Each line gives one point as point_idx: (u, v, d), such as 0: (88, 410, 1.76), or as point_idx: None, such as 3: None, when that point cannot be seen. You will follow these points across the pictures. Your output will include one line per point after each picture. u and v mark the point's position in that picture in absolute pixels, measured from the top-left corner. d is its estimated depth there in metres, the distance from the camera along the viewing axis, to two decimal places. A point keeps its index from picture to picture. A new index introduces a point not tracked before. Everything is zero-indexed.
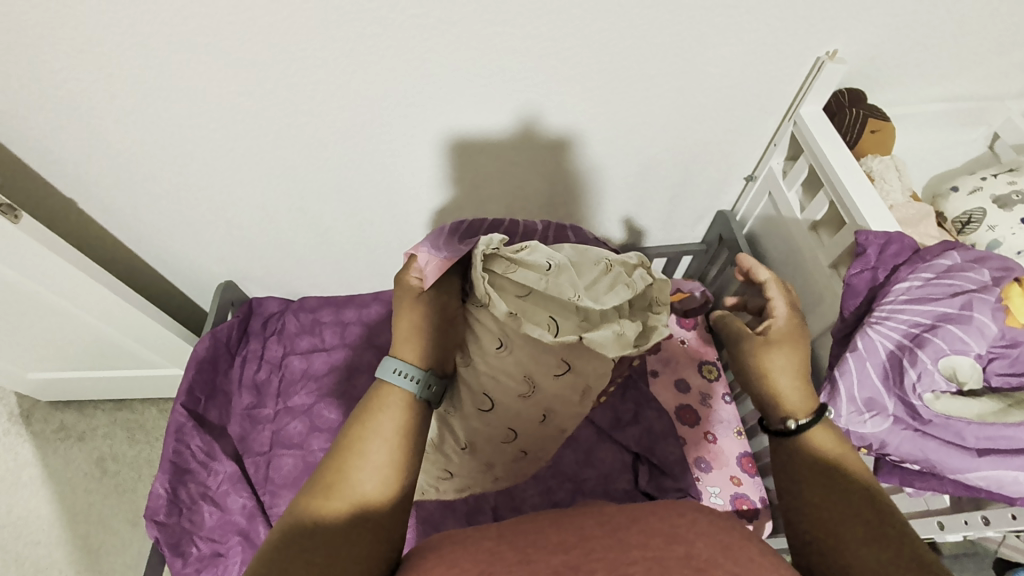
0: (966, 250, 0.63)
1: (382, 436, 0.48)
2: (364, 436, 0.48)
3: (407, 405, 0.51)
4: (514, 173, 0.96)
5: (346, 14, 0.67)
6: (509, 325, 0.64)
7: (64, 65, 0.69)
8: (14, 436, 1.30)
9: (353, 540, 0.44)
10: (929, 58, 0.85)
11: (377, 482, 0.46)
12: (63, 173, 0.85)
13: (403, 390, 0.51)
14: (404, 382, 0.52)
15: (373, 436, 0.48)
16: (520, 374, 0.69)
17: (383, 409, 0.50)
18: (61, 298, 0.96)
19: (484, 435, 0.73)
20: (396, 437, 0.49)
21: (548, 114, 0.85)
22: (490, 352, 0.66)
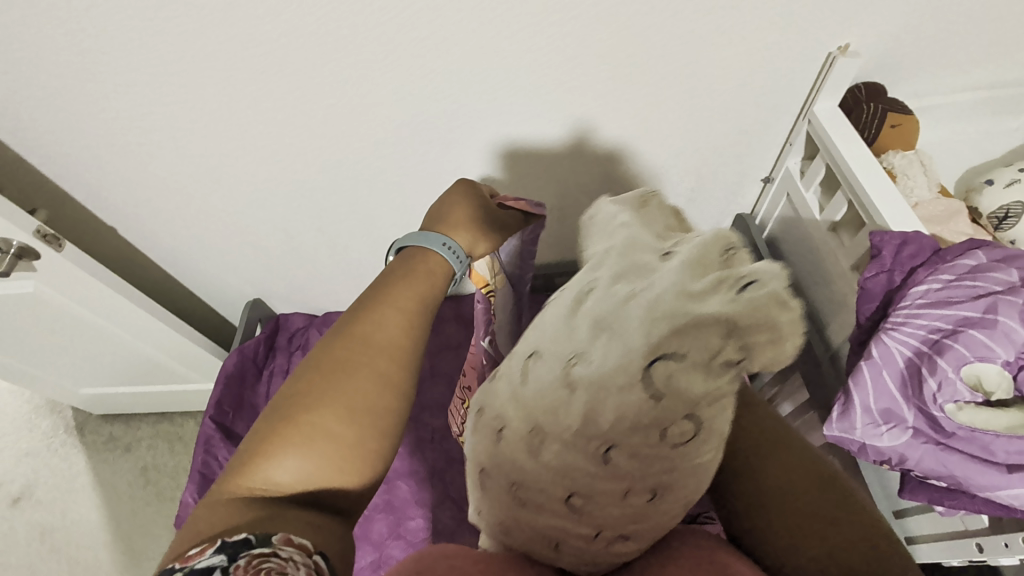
0: (993, 249, 0.58)
1: (409, 291, 0.51)
2: (390, 290, 0.50)
3: (440, 269, 0.55)
4: (564, 180, 0.98)
5: (353, 41, 0.70)
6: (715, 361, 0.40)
7: (99, 103, 0.75)
8: (69, 446, 1.40)
9: (363, 372, 0.45)
10: (955, 46, 0.80)
11: (395, 323, 0.48)
12: (104, 202, 0.92)
13: (442, 259, 0.56)
14: (445, 251, 0.57)
15: (397, 287, 0.51)
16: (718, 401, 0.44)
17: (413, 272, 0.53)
18: (103, 319, 1.02)
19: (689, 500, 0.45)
20: (417, 296, 0.51)
21: (610, 124, 0.87)
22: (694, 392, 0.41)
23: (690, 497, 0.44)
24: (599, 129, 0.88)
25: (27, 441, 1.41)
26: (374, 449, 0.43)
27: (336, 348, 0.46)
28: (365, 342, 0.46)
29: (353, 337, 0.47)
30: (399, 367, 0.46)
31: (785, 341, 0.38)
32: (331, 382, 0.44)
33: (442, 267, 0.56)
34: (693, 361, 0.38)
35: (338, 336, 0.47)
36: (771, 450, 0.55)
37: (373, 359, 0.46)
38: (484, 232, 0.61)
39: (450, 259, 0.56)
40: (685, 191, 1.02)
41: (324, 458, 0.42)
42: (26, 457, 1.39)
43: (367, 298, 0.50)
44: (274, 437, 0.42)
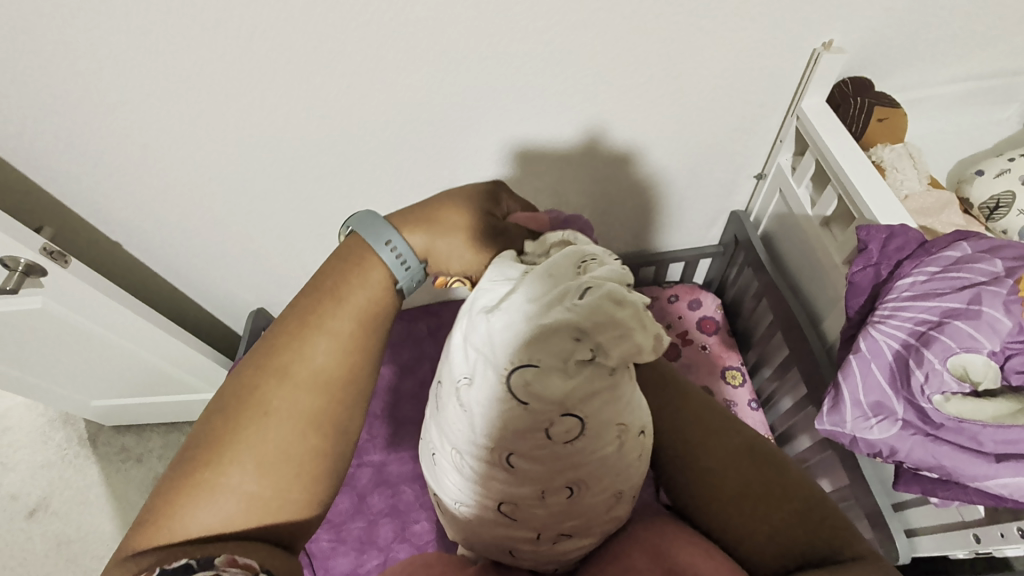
0: (978, 239, 0.60)
1: (341, 319, 0.47)
2: (320, 315, 0.47)
3: (384, 280, 0.49)
4: (577, 184, 0.99)
5: (343, 53, 0.73)
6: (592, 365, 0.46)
7: (102, 123, 0.78)
8: (82, 458, 1.43)
9: (277, 423, 0.45)
10: (938, 38, 0.80)
11: (319, 362, 0.46)
12: (108, 218, 0.95)
13: (386, 268, 0.49)
14: (388, 255, 0.49)
15: (328, 312, 0.47)
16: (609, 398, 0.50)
17: (346, 294, 0.48)
18: (111, 333, 1.05)
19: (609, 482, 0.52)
20: (351, 328, 0.47)
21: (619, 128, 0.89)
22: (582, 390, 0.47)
23: (606, 488, 0.52)
24: (599, 130, 0.89)
25: (42, 454, 1.44)
26: (287, 496, 0.45)
27: (254, 387, 0.45)
28: (284, 379, 0.45)
29: (273, 375, 0.46)
30: (322, 418, 0.46)
31: (632, 333, 0.43)
32: (246, 429, 0.44)
33: (375, 277, 0.49)
34: (560, 372, 0.43)
35: (256, 373, 0.46)
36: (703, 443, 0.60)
37: (290, 402, 0.45)
38: (476, 246, 0.51)
39: (392, 265, 0.50)
40: (678, 189, 1.02)
41: (240, 502, 0.44)
42: (41, 469, 1.42)
43: (291, 325, 0.47)
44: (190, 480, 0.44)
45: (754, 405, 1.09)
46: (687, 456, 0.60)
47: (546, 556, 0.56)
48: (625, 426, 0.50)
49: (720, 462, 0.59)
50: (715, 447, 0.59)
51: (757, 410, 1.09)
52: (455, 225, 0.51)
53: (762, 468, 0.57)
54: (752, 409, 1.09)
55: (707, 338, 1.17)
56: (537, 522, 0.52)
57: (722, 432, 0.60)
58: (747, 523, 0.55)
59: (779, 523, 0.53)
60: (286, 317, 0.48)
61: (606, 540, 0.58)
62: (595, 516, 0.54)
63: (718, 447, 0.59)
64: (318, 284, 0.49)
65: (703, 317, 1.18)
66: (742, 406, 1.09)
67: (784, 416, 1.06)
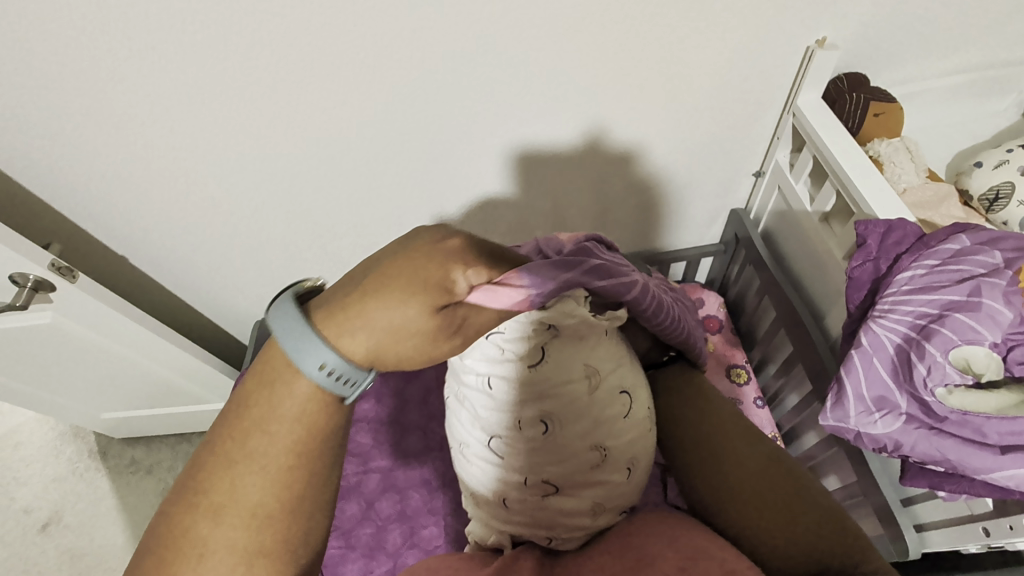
0: (977, 231, 0.61)
1: (274, 440, 0.33)
2: (251, 429, 0.33)
3: (318, 399, 0.33)
4: (577, 187, 0.99)
5: (340, 65, 0.74)
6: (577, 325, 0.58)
7: (106, 140, 0.79)
8: (93, 471, 1.45)
9: (202, 573, 0.33)
10: (930, 32, 0.81)
11: (256, 493, 0.33)
12: (114, 233, 0.96)
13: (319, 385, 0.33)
14: (319, 375, 0.33)
15: (260, 422, 0.33)
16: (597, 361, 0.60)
17: (281, 399, 0.33)
18: (119, 346, 1.06)
19: (586, 433, 0.59)
20: (294, 443, 0.33)
21: (620, 130, 0.90)
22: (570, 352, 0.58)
23: (584, 432, 0.58)
24: (598, 132, 0.90)
25: (53, 468, 1.45)
26: None
27: (177, 515, 0.33)
28: (213, 519, 0.33)
29: (198, 504, 0.33)
30: (273, 551, 0.34)
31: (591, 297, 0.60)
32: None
33: (293, 414, 0.33)
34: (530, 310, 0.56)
35: (181, 493, 0.34)
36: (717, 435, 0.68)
37: (226, 540, 0.33)
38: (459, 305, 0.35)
39: (333, 388, 0.33)
40: (677, 189, 1.03)
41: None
42: (52, 483, 1.43)
43: (222, 436, 0.34)
44: None
45: (760, 402, 1.09)
46: (708, 454, 0.68)
47: (537, 512, 0.60)
48: (598, 373, 0.60)
49: (744, 468, 0.65)
50: (741, 454, 0.66)
51: (764, 407, 1.09)
52: (402, 328, 0.33)
53: (787, 479, 0.63)
54: (758, 406, 1.09)
55: (711, 337, 1.17)
56: (527, 463, 0.59)
57: (745, 439, 0.67)
58: (766, 523, 0.60)
59: (802, 527, 0.59)
60: (218, 424, 0.35)
61: (602, 513, 0.62)
62: (581, 469, 0.59)
63: (742, 455, 0.66)
64: (246, 385, 0.35)
65: (707, 315, 1.17)
66: (748, 404, 1.09)
67: (790, 413, 1.05)
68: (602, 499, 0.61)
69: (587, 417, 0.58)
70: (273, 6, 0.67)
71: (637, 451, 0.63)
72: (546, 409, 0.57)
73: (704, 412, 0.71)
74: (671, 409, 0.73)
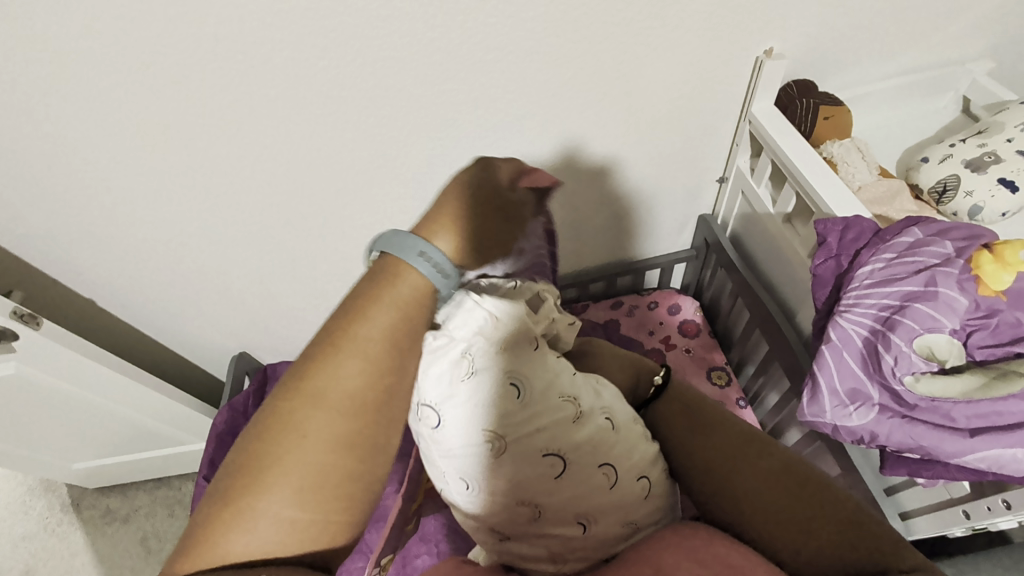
0: (928, 224, 0.64)
1: (367, 331, 0.43)
2: (348, 333, 0.43)
3: (412, 300, 0.45)
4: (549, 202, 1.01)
5: (303, 98, 0.75)
6: (499, 412, 0.53)
7: (67, 182, 0.77)
8: (66, 525, 1.38)
9: (297, 449, 0.40)
10: (869, 39, 0.86)
11: (350, 384, 0.42)
12: (79, 277, 0.93)
13: (416, 278, 0.45)
14: (422, 265, 0.46)
15: (363, 321, 0.43)
16: (539, 454, 0.55)
17: (385, 292, 0.44)
18: (89, 392, 1.03)
19: (519, 521, 0.57)
20: (390, 330, 0.44)
21: (592, 141, 0.91)
22: (491, 461, 0.53)
23: (528, 520, 0.57)
24: (564, 147, 0.91)
25: (22, 525, 1.38)
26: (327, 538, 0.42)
27: (274, 415, 0.41)
28: (314, 402, 0.41)
29: (291, 411, 0.41)
30: (372, 430, 0.43)
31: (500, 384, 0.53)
32: (278, 455, 0.40)
33: (388, 321, 0.44)
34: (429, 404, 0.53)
35: (277, 396, 0.42)
36: (707, 434, 0.66)
37: (326, 420, 0.41)
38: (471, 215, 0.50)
39: (429, 276, 0.46)
40: (644, 200, 1.05)
41: (272, 536, 0.40)
42: (22, 542, 1.36)
43: (341, 323, 0.44)
44: (213, 518, 0.41)
45: (742, 402, 1.10)
46: (718, 480, 0.64)
47: (503, 553, 0.61)
48: (504, 439, 0.53)
49: (759, 494, 0.61)
50: (751, 471, 0.62)
51: (746, 407, 1.10)
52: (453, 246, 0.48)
53: (807, 495, 0.59)
54: (741, 407, 1.11)
55: (689, 341, 1.19)
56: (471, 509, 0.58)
57: (756, 463, 0.62)
58: (783, 544, 0.58)
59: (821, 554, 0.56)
60: (324, 333, 0.44)
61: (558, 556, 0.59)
62: (551, 547, 0.59)
63: (761, 470, 0.62)
64: (354, 296, 0.45)
65: (684, 320, 1.20)
66: (731, 404, 1.10)
67: (770, 412, 1.07)
68: (559, 547, 0.59)
69: (526, 514, 0.56)
70: (235, 44, 0.67)
71: (607, 514, 0.59)
72: (483, 516, 0.57)
73: (707, 437, 0.66)
74: (673, 433, 0.69)
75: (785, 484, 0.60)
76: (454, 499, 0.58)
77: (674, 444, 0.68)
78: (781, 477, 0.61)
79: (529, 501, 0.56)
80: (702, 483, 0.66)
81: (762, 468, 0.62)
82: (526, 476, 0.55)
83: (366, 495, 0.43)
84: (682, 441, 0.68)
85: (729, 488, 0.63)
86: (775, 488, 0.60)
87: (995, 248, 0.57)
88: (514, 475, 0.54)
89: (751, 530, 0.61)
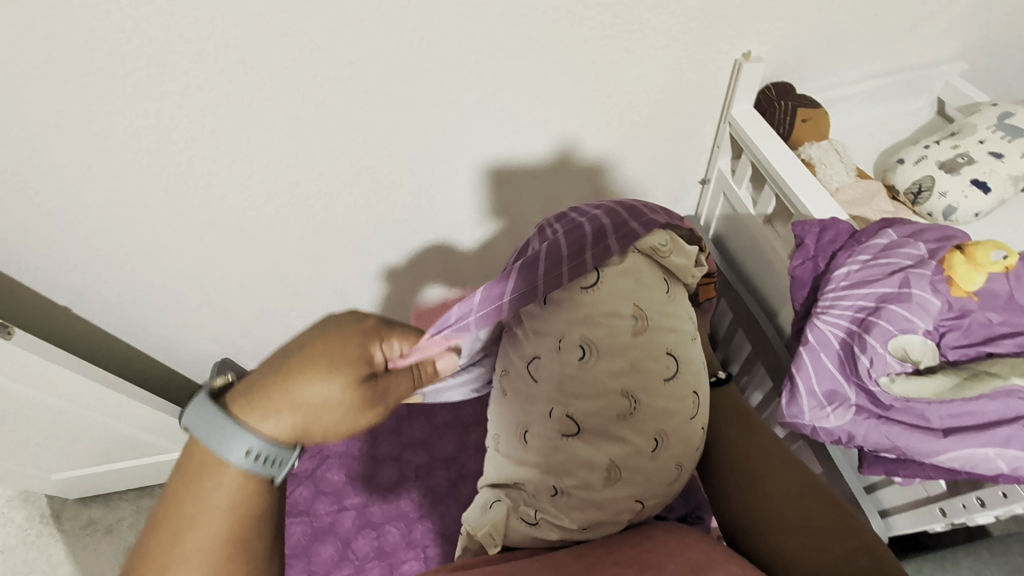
0: (902, 225, 0.65)
1: (192, 521, 0.37)
2: (176, 502, 0.38)
3: (246, 483, 0.39)
4: (533, 205, 1.01)
5: (279, 101, 0.74)
6: (650, 303, 0.65)
7: (37, 188, 0.76)
8: (47, 537, 1.35)
9: None
10: (845, 42, 0.86)
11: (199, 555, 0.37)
12: (53, 285, 0.92)
13: (244, 470, 0.39)
14: (248, 459, 0.39)
15: (197, 483, 0.38)
16: (664, 351, 0.64)
17: (207, 476, 0.38)
18: (65, 402, 1.01)
19: (603, 411, 0.61)
20: (222, 518, 0.38)
21: (573, 142, 0.91)
22: (627, 332, 0.63)
23: (614, 419, 0.61)
24: (547, 148, 0.91)
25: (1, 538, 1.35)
26: None
27: None
28: None
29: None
30: None
31: (650, 281, 0.66)
32: None
33: (227, 501, 0.38)
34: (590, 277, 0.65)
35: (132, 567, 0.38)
36: (750, 435, 0.69)
37: None
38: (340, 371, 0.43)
39: (256, 469, 0.39)
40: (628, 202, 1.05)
41: None
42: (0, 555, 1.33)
43: (181, 484, 0.39)
44: None
45: None
46: (753, 473, 0.65)
47: (554, 454, 0.62)
48: (647, 321, 0.64)
49: (789, 492, 0.62)
50: (779, 477, 0.63)
51: None
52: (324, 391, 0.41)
53: (829, 509, 0.59)
54: None
55: None
56: (561, 399, 0.63)
57: (793, 468, 0.64)
58: (802, 536, 0.58)
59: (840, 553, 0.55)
60: (147, 519, 0.39)
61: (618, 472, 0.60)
62: (608, 462, 0.60)
63: (796, 474, 0.63)
64: (168, 484, 0.39)
65: None
66: None
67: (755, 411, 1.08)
68: (619, 460, 0.61)
69: (616, 405, 0.61)
70: (205, 47, 0.66)
71: (679, 443, 0.62)
72: (574, 402, 0.62)
73: (753, 436, 0.69)
74: (718, 423, 0.72)
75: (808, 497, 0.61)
76: (549, 367, 0.64)
77: (718, 431, 0.71)
78: (804, 490, 0.61)
79: (626, 406, 0.61)
80: (732, 472, 0.66)
81: (793, 477, 0.63)
82: (652, 364, 0.62)
83: None
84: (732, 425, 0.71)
85: (755, 487, 0.64)
86: (797, 498, 0.61)
87: (966, 248, 0.58)
88: (640, 354, 0.62)
89: (770, 522, 0.60)
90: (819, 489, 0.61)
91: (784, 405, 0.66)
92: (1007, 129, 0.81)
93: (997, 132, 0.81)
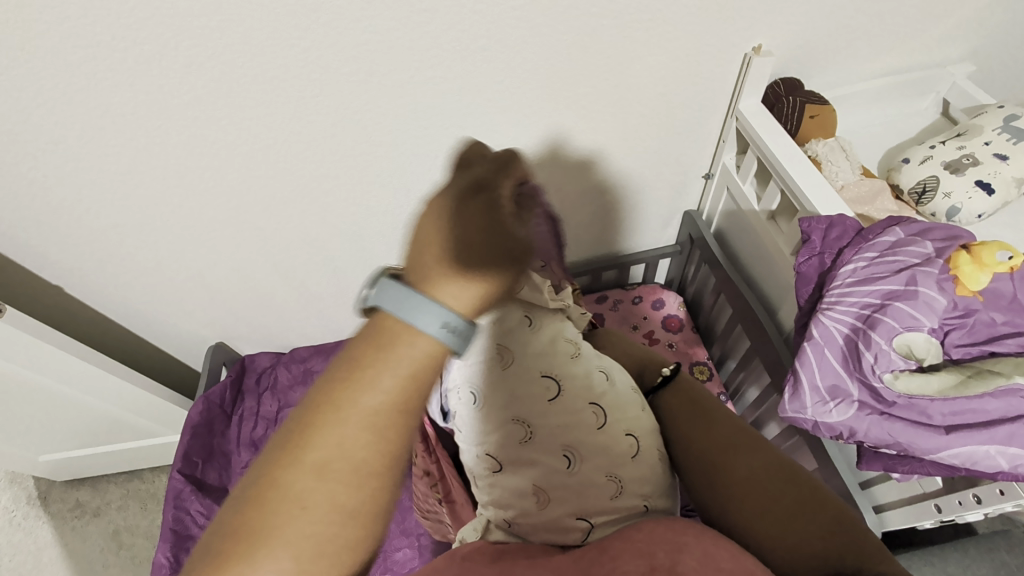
0: (909, 224, 0.65)
1: (388, 373, 0.33)
2: (375, 352, 0.33)
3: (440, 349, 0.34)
4: None
5: (283, 80, 0.72)
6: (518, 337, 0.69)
7: (30, 162, 0.74)
8: (33, 518, 1.33)
9: (303, 508, 0.32)
10: (855, 39, 0.86)
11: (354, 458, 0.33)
12: (44, 262, 0.89)
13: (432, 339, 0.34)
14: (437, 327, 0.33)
15: (359, 387, 0.33)
16: (540, 371, 0.67)
17: (398, 337, 0.34)
18: (55, 382, 0.99)
19: (507, 439, 0.64)
20: (411, 382, 0.34)
21: (579, 133, 0.90)
22: (499, 368, 0.67)
23: (522, 443, 0.64)
24: (554, 137, 0.90)
25: None
26: None
27: (270, 468, 0.32)
28: (311, 452, 0.32)
29: (296, 479, 0.32)
30: (383, 497, 0.34)
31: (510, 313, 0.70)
32: (270, 522, 0.31)
33: (394, 399, 0.33)
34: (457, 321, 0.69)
35: (266, 461, 0.33)
36: (705, 426, 0.69)
37: (326, 484, 0.32)
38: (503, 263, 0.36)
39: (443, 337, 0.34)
40: (630, 194, 1.05)
41: None
42: None
43: (342, 378, 0.33)
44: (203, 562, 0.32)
45: (722, 397, 1.12)
46: (704, 465, 0.66)
47: (492, 491, 0.65)
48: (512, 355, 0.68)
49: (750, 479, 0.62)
50: (743, 463, 0.63)
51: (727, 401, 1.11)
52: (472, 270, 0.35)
53: (799, 488, 0.59)
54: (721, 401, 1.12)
55: (672, 336, 1.20)
56: (478, 439, 0.67)
57: (748, 453, 0.64)
58: (758, 522, 0.58)
59: (800, 537, 0.56)
60: (334, 363, 0.34)
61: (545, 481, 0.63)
62: (533, 484, 0.62)
63: (750, 459, 0.63)
64: (355, 339, 0.35)
65: (668, 315, 1.20)
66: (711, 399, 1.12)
67: (751, 406, 1.08)
68: (542, 482, 0.62)
69: (516, 433, 0.64)
70: (210, 22, 0.64)
71: (595, 454, 0.63)
72: (486, 440, 0.66)
73: (704, 427, 0.69)
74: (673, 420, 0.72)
75: (777, 477, 0.61)
76: (458, 417, 0.68)
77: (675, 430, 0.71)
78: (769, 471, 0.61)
79: (531, 428, 0.64)
80: (698, 470, 0.66)
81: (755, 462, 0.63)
82: (537, 385, 0.66)
83: (359, 560, 0.34)
84: (683, 422, 0.71)
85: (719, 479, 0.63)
86: (763, 481, 0.61)
87: (972, 248, 0.59)
88: (514, 379, 0.67)
89: (728, 511, 0.61)
90: (792, 471, 0.61)
91: (785, 400, 0.66)
92: (1013, 131, 0.81)
93: (1003, 133, 0.81)
